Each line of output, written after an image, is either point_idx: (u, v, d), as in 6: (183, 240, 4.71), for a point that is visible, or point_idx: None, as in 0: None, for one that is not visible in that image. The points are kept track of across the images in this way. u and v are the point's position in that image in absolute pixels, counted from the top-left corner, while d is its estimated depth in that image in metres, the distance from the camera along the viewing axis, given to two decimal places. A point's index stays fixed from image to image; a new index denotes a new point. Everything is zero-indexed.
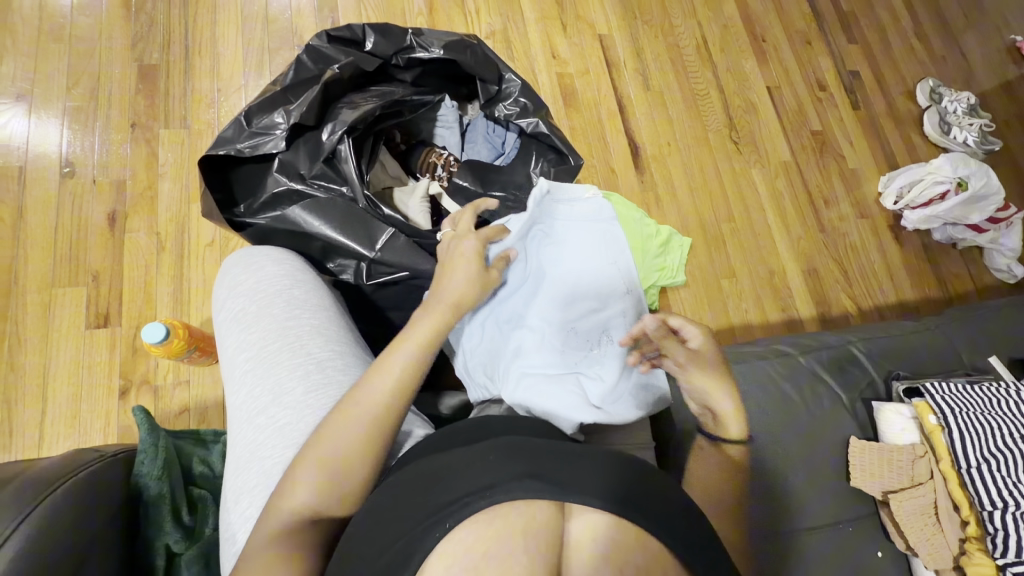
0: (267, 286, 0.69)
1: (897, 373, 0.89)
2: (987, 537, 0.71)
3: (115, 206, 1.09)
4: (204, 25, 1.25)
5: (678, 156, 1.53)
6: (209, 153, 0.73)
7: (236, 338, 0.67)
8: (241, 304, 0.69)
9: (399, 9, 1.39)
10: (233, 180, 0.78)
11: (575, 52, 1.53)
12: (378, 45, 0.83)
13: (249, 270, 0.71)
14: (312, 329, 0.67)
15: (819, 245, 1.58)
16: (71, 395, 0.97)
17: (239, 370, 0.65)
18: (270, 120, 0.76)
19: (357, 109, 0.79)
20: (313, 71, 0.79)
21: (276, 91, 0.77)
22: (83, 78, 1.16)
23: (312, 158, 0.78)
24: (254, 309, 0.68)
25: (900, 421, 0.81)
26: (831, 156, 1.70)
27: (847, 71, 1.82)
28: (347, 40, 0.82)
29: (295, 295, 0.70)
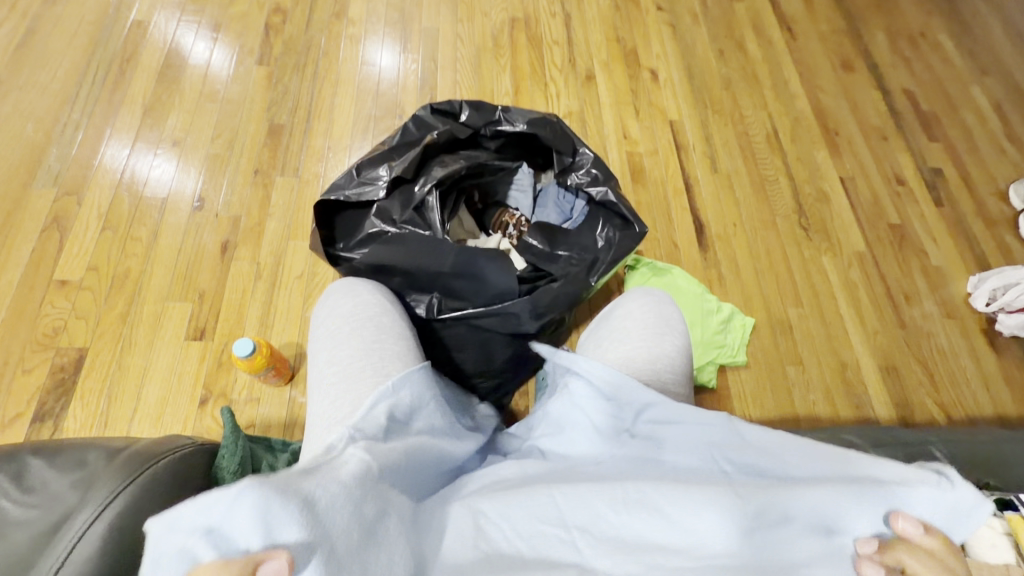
0: (362, 308, 0.75)
1: (985, 482, 0.77)
2: None
3: (228, 237, 1.25)
4: (327, 96, 1.50)
5: (743, 234, 1.54)
6: (324, 197, 0.83)
7: (325, 352, 0.70)
8: (335, 324, 0.73)
9: (489, 93, 1.61)
10: (339, 222, 0.87)
11: (646, 135, 1.65)
12: (470, 117, 1.01)
13: (348, 296, 0.77)
14: (394, 354, 0.71)
15: (900, 343, 1.48)
16: (160, 397, 1.07)
17: (322, 381, 0.68)
18: (376, 173, 0.87)
19: (446, 168, 0.90)
20: (415, 135, 0.92)
21: (384, 150, 0.89)
22: (225, 131, 1.40)
23: (404, 206, 0.86)
24: (347, 330, 0.72)
25: (988, 536, 0.69)
26: (911, 250, 1.63)
27: (928, 167, 1.80)
28: (446, 111, 1.00)
29: (383, 321, 0.74)
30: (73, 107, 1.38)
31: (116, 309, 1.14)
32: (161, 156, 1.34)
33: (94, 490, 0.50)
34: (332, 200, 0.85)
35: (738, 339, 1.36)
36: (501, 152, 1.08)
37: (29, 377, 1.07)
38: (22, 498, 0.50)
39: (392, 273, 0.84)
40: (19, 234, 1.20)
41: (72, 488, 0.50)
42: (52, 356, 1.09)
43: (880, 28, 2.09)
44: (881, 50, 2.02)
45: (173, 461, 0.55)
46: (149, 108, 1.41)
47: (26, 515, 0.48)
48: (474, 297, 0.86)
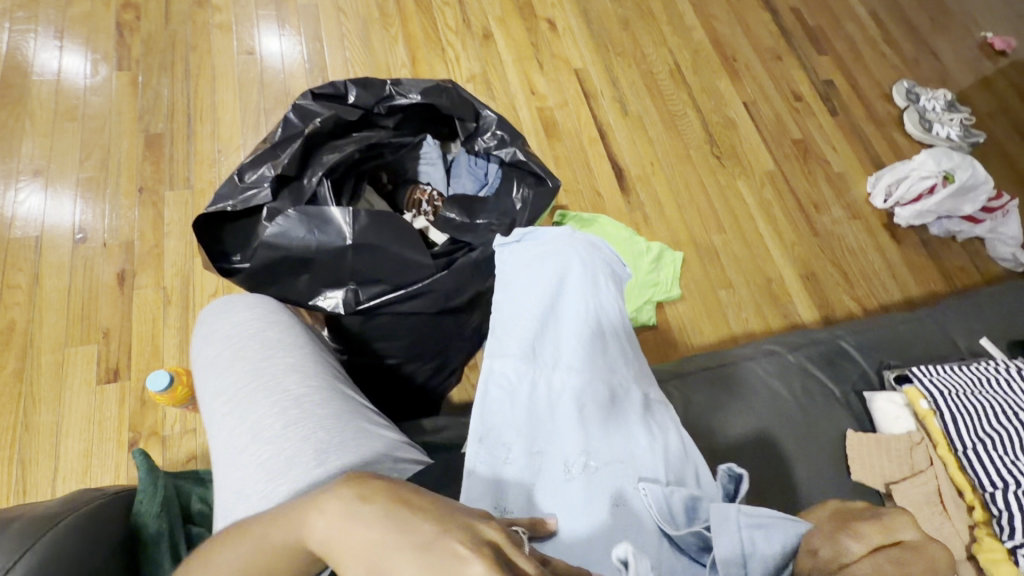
0: (239, 330, 0.66)
1: (888, 362, 0.84)
2: (993, 520, 0.66)
3: (124, 265, 1.14)
4: (206, 94, 1.37)
5: (661, 172, 1.58)
6: (205, 212, 0.75)
7: (213, 385, 0.62)
8: (213, 350, 0.65)
9: (385, 68, 1.52)
10: (229, 234, 0.79)
11: (553, 87, 1.63)
12: (360, 97, 0.95)
13: (222, 316, 0.68)
14: (288, 367, 0.63)
15: (814, 250, 1.58)
16: (82, 450, 0.99)
17: (217, 415, 0.60)
18: (259, 174, 0.79)
19: (338, 154, 0.85)
20: (297, 127, 0.85)
21: (265, 148, 0.82)
22: (95, 150, 1.25)
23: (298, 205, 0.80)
24: (229, 354, 0.64)
25: (893, 409, 0.77)
26: (815, 162, 1.73)
27: (821, 81, 1.90)
28: (332, 95, 0.94)
29: (271, 336, 0.66)
30: None
31: (9, 368, 1.03)
32: (24, 191, 1.19)
33: None
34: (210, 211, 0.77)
35: (671, 274, 1.41)
36: (401, 129, 1.03)
37: None
38: None
39: (296, 273, 0.75)
40: None
41: None
42: None
43: None
44: None
45: (78, 517, 0.52)
46: None
47: None
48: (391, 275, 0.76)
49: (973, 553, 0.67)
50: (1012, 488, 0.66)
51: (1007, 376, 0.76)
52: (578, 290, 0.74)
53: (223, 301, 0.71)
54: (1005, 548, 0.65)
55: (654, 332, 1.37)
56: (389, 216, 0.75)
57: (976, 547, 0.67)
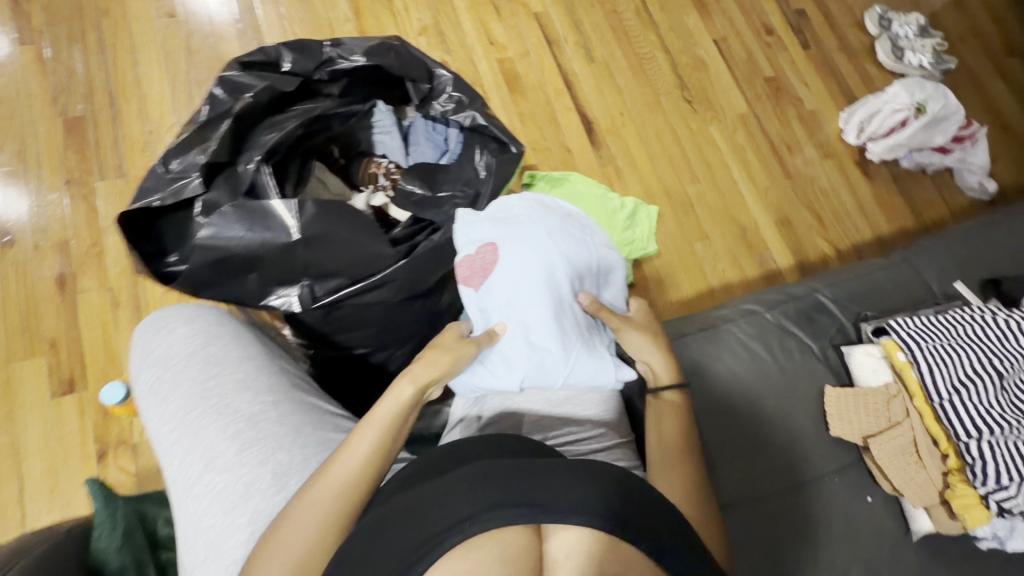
0: (177, 351, 0.65)
1: (864, 315, 0.83)
2: (968, 467, 0.68)
3: (62, 268, 1.06)
4: (126, 66, 1.23)
5: (632, 122, 1.51)
6: (128, 209, 0.68)
7: (156, 410, 0.63)
8: (154, 375, 0.65)
9: (326, 25, 1.38)
10: (162, 232, 0.72)
11: (513, 36, 1.51)
12: (296, 62, 0.86)
13: (158, 338, 0.67)
14: (236, 385, 0.63)
15: (788, 194, 1.56)
16: (47, 467, 0.94)
17: (166, 442, 0.62)
18: (188, 161, 0.72)
19: (278, 132, 0.78)
20: (226, 104, 0.76)
21: (191, 131, 0.73)
22: (8, 141, 1.13)
23: (235, 194, 0.73)
24: (169, 378, 0.64)
25: (871, 363, 0.77)
26: (787, 100, 1.68)
27: (792, 11, 1.81)
28: (263, 62, 0.84)
29: (213, 356, 0.65)
30: None
31: None
32: None
33: None
34: (137, 208, 0.69)
35: (648, 228, 1.35)
36: (348, 96, 0.94)
37: None
38: None
39: (244, 273, 0.69)
40: None
41: None
42: None
43: None
44: None
45: (29, 564, 0.49)
46: None
47: None
48: (343, 267, 0.70)
49: (947, 497, 0.69)
50: (985, 436, 0.68)
51: (982, 323, 0.76)
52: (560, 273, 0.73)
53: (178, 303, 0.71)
54: (977, 494, 0.68)
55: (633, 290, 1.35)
56: (339, 204, 0.69)
57: (949, 493, 0.69)
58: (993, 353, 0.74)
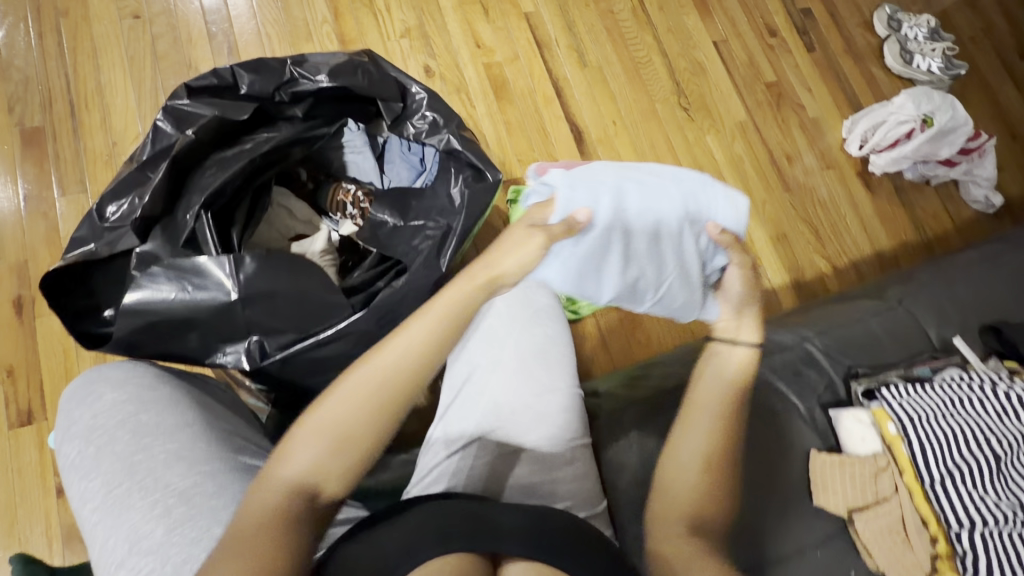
0: (103, 420, 0.62)
1: (855, 371, 0.81)
2: (957, 556, 0.68)
3: (20, 291, 1.01)
4: (88, 72, 1.16)
5: (624, 131, 1.44)
6: (61, 262, 0.66)
7: (80, 487, 0.60)
8: (77, 450, 0.62)
9: (303, 26, 1.31)
10: (98, 285, 0.70)
11: (501, 38, 1.44)
12: (254, 84, 0.80)
13: (85, 406, 0.64)
14: (167, 457, 0.60)
15: (785, 207, 1.50)
16: (4, 502, 0.91)
17: (88, 523, 0.58)
18: (126, 206, 0.71)
19: (221, 174, 0.76)
20: (168, 141, 0.74)
21: (131, 171, 0.72)
22: None
23: (173, 243, 0.72)
24: (94, 451, 0.60)
25: (862, 431, 0.75)
26: (788, 107, 1.61)
27: (797, 10, 1.72)
28: (216, 86, 0.78)
29: (143, 423, 0.62)
30: None
31: None
32: None
33: None
34: (67, 262, 0.67)
35: None
36: (314, 117, 0.88)
37: None
38: None
39: (182, 331, 0.69)
40: None
41: None
42: None
43: None
44: None
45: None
46: None
47: None
48: (292, 323, 0.71)
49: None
50: (977, 527, 0.69)
51: (974, 398, 0.76)
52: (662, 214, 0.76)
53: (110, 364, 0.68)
54: None
55: None
56: (279, 257, 0.70)
57: None
58: (984, 432, 0.74)
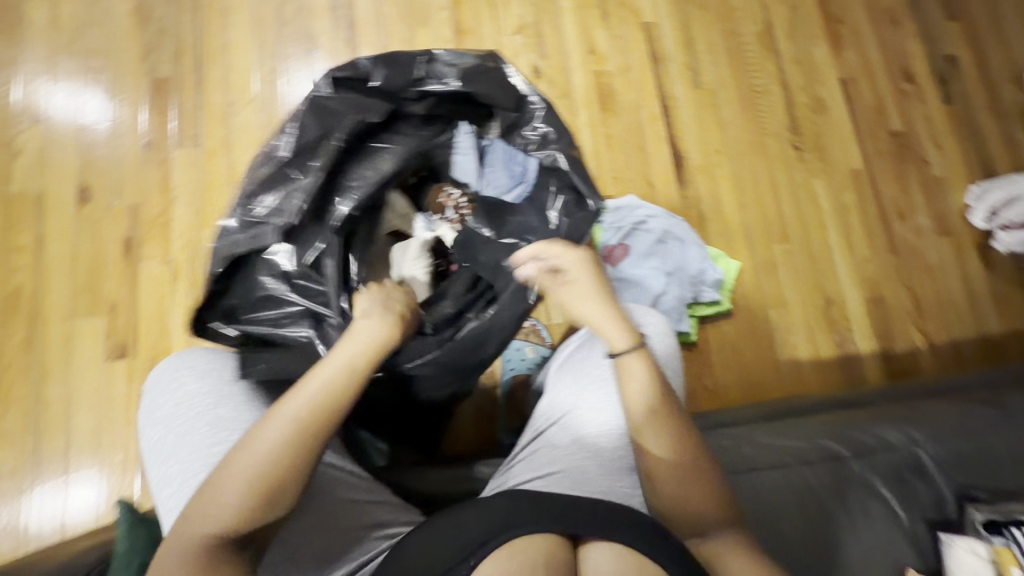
0: (180, 406, 0.72)
1: (971, 495, 0.75)
2: None
3: (130, 232, 1.07)
4: (217, 30, 1.20)
5: (728, 163, 1.36)
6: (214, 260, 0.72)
7: (158, 468, 0.70)
8: (159, 434, 0.72)
9: (421, 10, 1.30)
10: (235, 279, 0.76)
11: (615, 46, 1.38)
12: (385, 80, 0.79)
13: (166, 394, 0.74)
14: (229, 448, 0.68)
15: (889, 270, 1.38)
16: (94, 425, 0.98)
17: (165, 501, 0.67)
18: (267, 205, 0.74)
19: (358, 189, 0.80)
20: (312, 137, 0.76)
21: (276, 168, 0.75)
22: (98, 94, 1.13)
23: (303, 247, 0.75)
24: (174, 436, 0.70)
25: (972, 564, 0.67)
26: (911, 162, 1.47)
27: (941, 55, 1.56)
28: (352, 78, 0.79)
29: (216, 414, 0.71)
30: None
31: (16, 335, 1.00)
32: (22, 137, 1.09)
33: None
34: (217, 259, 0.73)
35: (726, 285, 1.27)
36: (431, 119, 0.88)
37: None
38: None
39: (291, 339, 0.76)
40: None
41: None
42: None
43: None
44: None
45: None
46: None
47: None
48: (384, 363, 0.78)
49: None
50: None
51: None
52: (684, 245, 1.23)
53: (188, 358, 0.78)
54: None
55: (692, 350, 1.25)
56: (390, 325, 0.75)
57: None
58: None
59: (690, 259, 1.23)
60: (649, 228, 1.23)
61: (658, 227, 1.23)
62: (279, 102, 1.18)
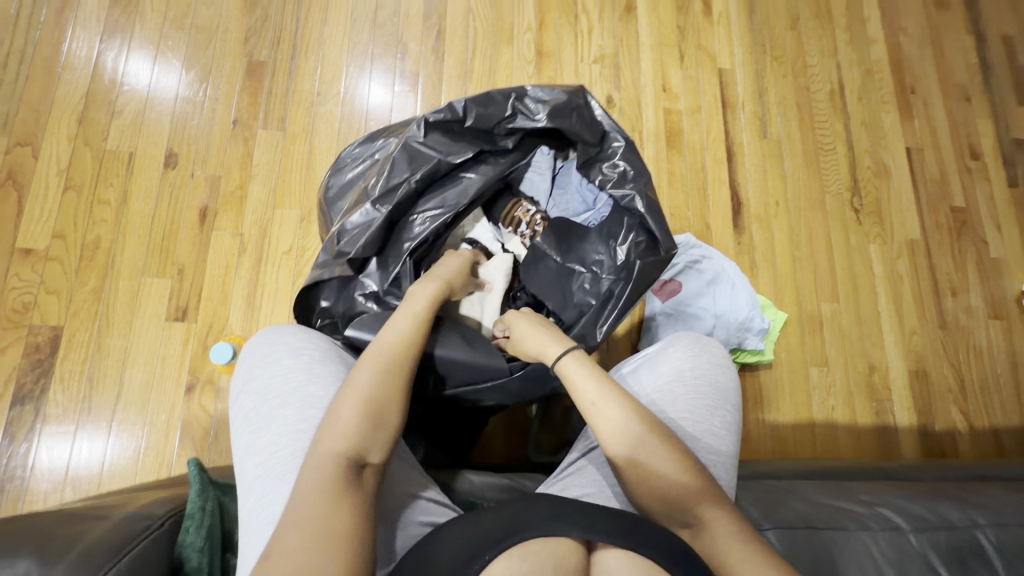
0: (278, 380, 0.65)
1: None
2: None
3: (207, 202, 1.11)
4: (315, 23, 1.26)
5: (785, 216, 1.37)
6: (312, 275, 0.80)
7: (246, 442, 0.63)
8: (250, 404, 0.65)
9: (508, 30, 1.35)
10: (322, 290, 0.82)
11: (688, 87, 1.41)
12: (479, 117, 0.84)
13: (264, 363, 0.67)
14: None
15: (936, 344, 1.36)
16: (145, 382, 1.01)
17: (249, 476, 0.61)
18: (353, 232, 0.80)
19: (432, 221, 0.84)
20: (404, 171, 0.82)
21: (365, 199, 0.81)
22: (198, 69, 1.19)
23: (384, 275, 0.82)
24: (266, 411, 0.64)
25: None
26: (970, 239, 1.46)
27: (1011, 138, 1.56)
28: (448, 120, 0.84)
29: (309, 392, 0.64)
30: (14, 32, 1.16)
31: (89, 284, 1.04)
32: (123, 100, 1.15)
33: None
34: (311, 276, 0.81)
35: (771, 336, 1.26)
36: (515, 150, 0.91)
37: (2, 357, 0.99)
38: None
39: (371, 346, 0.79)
40: None
41: None
42: (26, 333, 1.00)
43: None
44: None
45: (124, 569, 0.48)
46: (105, 33, 1.19)
47: None
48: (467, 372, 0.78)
49: None
50: None
51: None
52: (734, 287, 1.22)
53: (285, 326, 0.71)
54: None
55: None
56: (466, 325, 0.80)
57: None
58: None
59: (739, 303, 1.21)
60: (704, 267, 1.23)
61: (713, 267, 1.23)
62: (362, 98, 1.23)
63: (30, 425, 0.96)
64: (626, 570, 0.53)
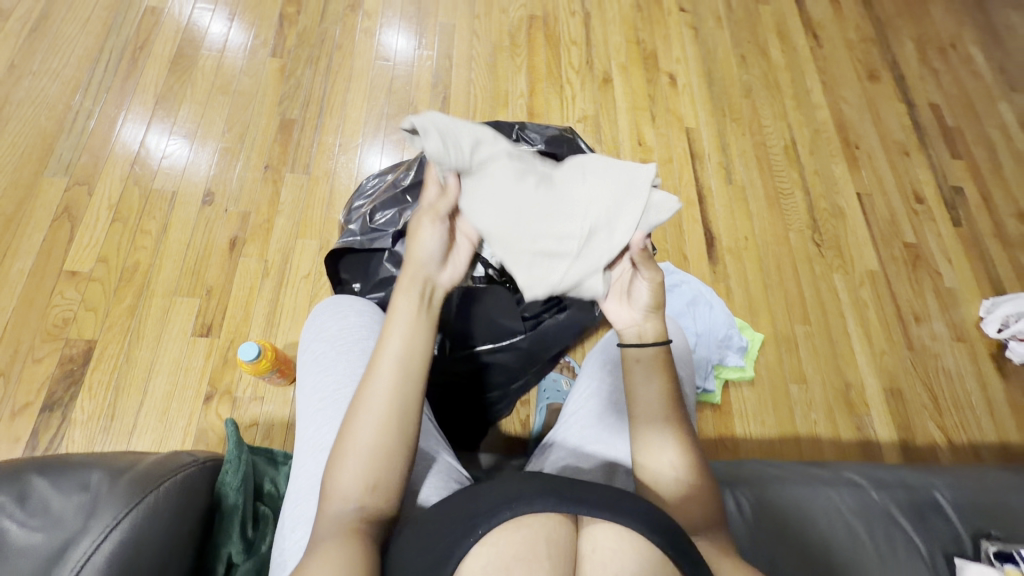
0: (345, 331, 0.77)
1: None
2: None
3: (237, 232, 1.25)
4: (340, 90, 1.48)
5: (755, 250, 1.52)
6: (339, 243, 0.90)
7: (312, 379, 0.74)
8: (320, 349, 0.76)
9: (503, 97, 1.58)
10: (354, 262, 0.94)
11: (661, 142, 1.62)
12: None
13: (335, 317, 0.79)
14: None
15: (906, 365, 1.46)
16: (167, 392, 1.08)
17: (310, 409, 0.71)
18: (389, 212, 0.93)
19: None
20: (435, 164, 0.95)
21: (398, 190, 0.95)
22: (238, 125, 1.39)
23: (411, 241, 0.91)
24: (333, 355, 0.75)
25: None
26: (925, 271, 1.61)
27: (949, 185, 1.77)
28: None
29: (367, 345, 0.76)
30: (84, 95, 1.36)
31: (124, 303, 1.14)
32: (171, 149, 1.33)
33: (97, 515, 0.51)
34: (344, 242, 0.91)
35: (750, 355, 1.36)
36: None
37: (38, 367, 1.07)
38: (27, 521, 0.50)
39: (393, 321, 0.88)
40: (30, 223, 1.19)
41: (77, 511, 0.51)
42: (62, 346, 1.09)
43: (907, 38, 2.04)
44: (908, 61, 1.99)
45: (172, 489, 0.57)
46: (161, 97, 1.39)
47: (30, 540, 0.49)
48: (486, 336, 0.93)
49: None
50: None
51: None
52: (713, 306, 1.34)
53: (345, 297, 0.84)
54: None
55: (715, 412, 1.31)
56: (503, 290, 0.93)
57: None
58: None
59: (717, 323, 1.32)
60: (687, 288, 1.35)
61: (693, 291, 1.35)
62: (377, 148, 1.42)
63: (54, 432, 1.02)
64: (617, 545, 0.51)
